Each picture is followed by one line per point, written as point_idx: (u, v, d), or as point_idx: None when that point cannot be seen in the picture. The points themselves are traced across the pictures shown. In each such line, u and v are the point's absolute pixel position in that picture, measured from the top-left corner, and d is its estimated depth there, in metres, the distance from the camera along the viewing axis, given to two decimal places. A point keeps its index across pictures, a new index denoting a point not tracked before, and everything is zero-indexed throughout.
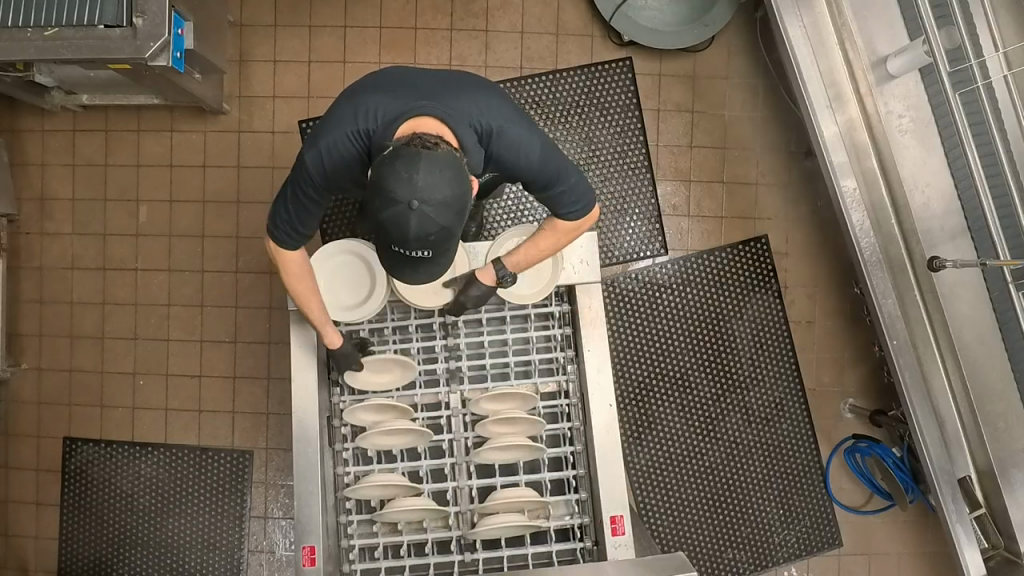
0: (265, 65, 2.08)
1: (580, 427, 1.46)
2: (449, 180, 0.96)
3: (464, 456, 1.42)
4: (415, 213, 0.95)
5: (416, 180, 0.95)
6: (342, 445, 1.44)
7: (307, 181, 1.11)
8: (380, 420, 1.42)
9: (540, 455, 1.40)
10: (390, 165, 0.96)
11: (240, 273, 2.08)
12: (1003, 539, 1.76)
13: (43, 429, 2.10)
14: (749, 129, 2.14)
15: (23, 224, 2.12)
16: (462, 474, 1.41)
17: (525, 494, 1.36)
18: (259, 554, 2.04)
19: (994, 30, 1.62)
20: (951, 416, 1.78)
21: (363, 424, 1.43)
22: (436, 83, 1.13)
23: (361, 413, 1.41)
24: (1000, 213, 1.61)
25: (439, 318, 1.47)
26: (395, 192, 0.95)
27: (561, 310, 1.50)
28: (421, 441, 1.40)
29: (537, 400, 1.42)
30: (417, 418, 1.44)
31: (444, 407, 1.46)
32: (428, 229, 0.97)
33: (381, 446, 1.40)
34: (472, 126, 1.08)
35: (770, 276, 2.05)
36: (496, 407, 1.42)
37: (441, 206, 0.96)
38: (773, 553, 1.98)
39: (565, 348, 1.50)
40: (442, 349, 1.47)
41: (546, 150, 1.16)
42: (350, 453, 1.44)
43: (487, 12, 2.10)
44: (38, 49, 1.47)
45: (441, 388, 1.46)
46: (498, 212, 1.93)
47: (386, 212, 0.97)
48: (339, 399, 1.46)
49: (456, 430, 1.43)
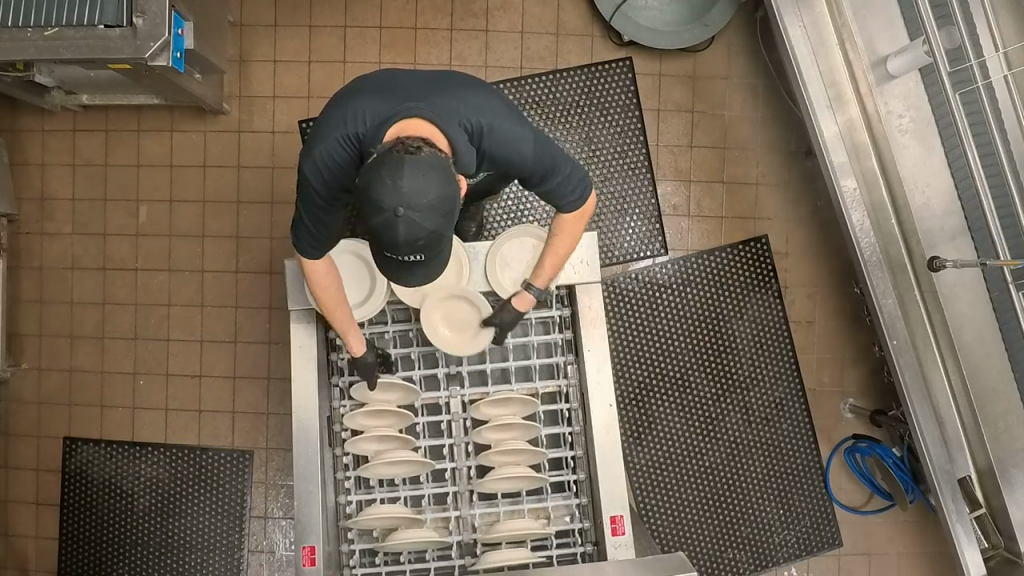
0: (265, 65, 2.08)
1: (584, 457, 1.46)
2: (434, 182, 0.96)
3: (466, 483, 1.42)
4: (402, 219, 0.96)
5: (401, 186, 0.95)
6: (343, 475, 1.43)
7: (314, 194, 1.12)
8: (381, 450, 1.40)
9: (542, 483, 1.39)
10: (375, 174, 0.96)
11: (240, 273, 2.08)
12: (1003, 539, 1.76)
13: (43, 428, 2.10)
14: (749, 129, 2.14)
15: (23, 224, 2.12)
16: (463, 503, 1.41)
17: (527, 525, 1.35)
18: (259, 554, 2.04)
19: (994, 30, 1.62)
20: (949, 416, 1.79)
21: (364, 452, 1.41)
22: (424, 83, 1.13)
23: (363, 443, 1.39)
24: (1000, 213, 1.61)
25: None
26: (382, 199, 0.95)
27: (562, 314, 1.51)
28: (425, 469, 1.39)
29: (539, 430, 1.41)
30: (418, 448, 1.43)
31: (445, 436, 1.45)
32: (416, 233, 0.97)
33: (382, 476, 1.40)
34: (462, 125, 1.09)
35: (770, 275, 2.04)
36: (497, 436, 1.41)
37: (428, 208, 0.96)
38: (773, 553, 1.98)
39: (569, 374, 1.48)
40: (444, 376, 1.47)
41: (539, 142, 1.17)
42: (352, 482, 1.43)
43: (487, 12, 2.10)
44: (38, 49, 1.47)
45: (442, 416, 1.45)
46: (498, 212, 1.94)
47: (375, 220, 0.97)
48: (341, 431, 1.45)
49: (458, 459, 1.42)
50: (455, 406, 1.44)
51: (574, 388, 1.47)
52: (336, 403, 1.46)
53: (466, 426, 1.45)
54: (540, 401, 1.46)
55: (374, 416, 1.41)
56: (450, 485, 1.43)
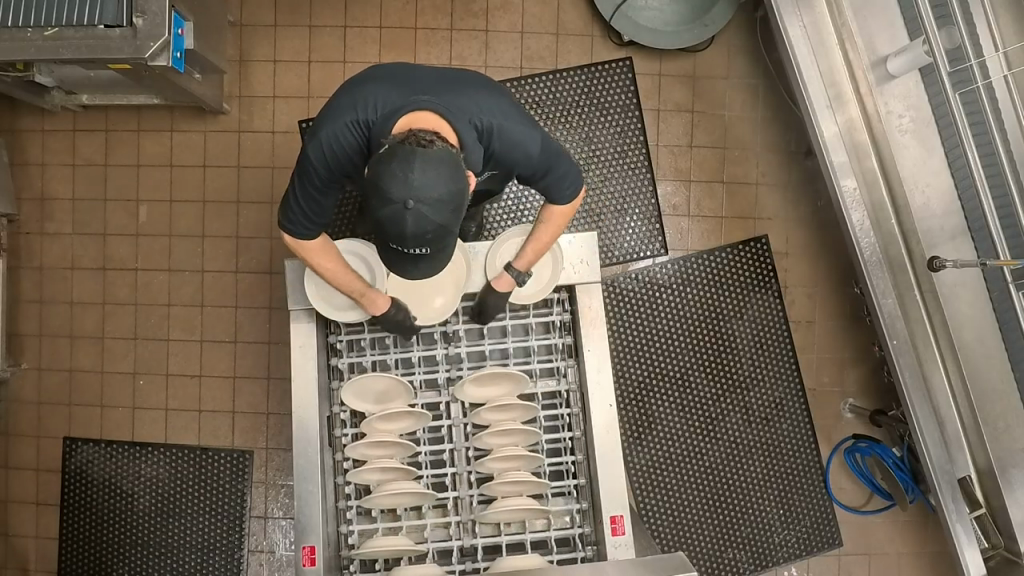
0: (265, 65, 2.08)
1: (585, 485, 1.45)
2: (445, 177, 0.97)
3: (469, 514, 1.42)
4: (411, 212, 0.96)
5: (412, 178, 0.95)
6: (346, 505, 1.43)
7: (312, 174, 1.12)
8: (384, 479, 1.39)
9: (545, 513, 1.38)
10: (386, 165, 0.96)
11: (240, 273, 2.08)
12: (1003, 539, 1.76)
13: (43, 428, 2.10)
14: (749, 129, 2.14)
15: (24, 224, 2.12)
16: (467, 533, 1.41)
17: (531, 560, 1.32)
18: (258, 554, 2.04)
19: (994, 30, 1.61)
20: (951, 416, 1.78)
21: (366, 481, 1.40)
22: (438, 80, 1.13)
23: (366, 473, 1.38)
24: (1000, 213, 1.61)
25: (443, 351, 1.47)
26: (391, 191, 0.95)
27: (563, 342, 1.50)
28: (425, 499, 1.38)
29: (542, 461, 1.39)
30: (421, 477, 1.43)
31: (449, 464, 1.45)
32: (425, 227, 0.98)
33: (386, 506, 1.39)
34: (473, 123, 1.08)
35: (770, 275, 2.04)
36: (501, 465, 1.39)
37: (437, 204, 0.97)
38: (773, 553, 1.98)
39: (571, 403, 1.48)
40: (445, 403, 1.46)
41: (546, 145, 1.18)
42: (354, 513, 1.43)
43: (487, 12, 2.10)
44: (38, 49, 1.47)
45: (445, 445, 1.45)
46: (498, 212, 1.94)
47: (383, 212, 0.97)
48: (341, 460, 1.44)
49: (462, 488, 1.42)
50: (457, 436, 1.44)
51: (578, 419, 1.47)
52: (337, 433, 1.44)
53: (469, 455, 1.45)
54: (541, 412, 1.45)
55: (375, 447, 1.39)
56: (453, 515, 1.42)
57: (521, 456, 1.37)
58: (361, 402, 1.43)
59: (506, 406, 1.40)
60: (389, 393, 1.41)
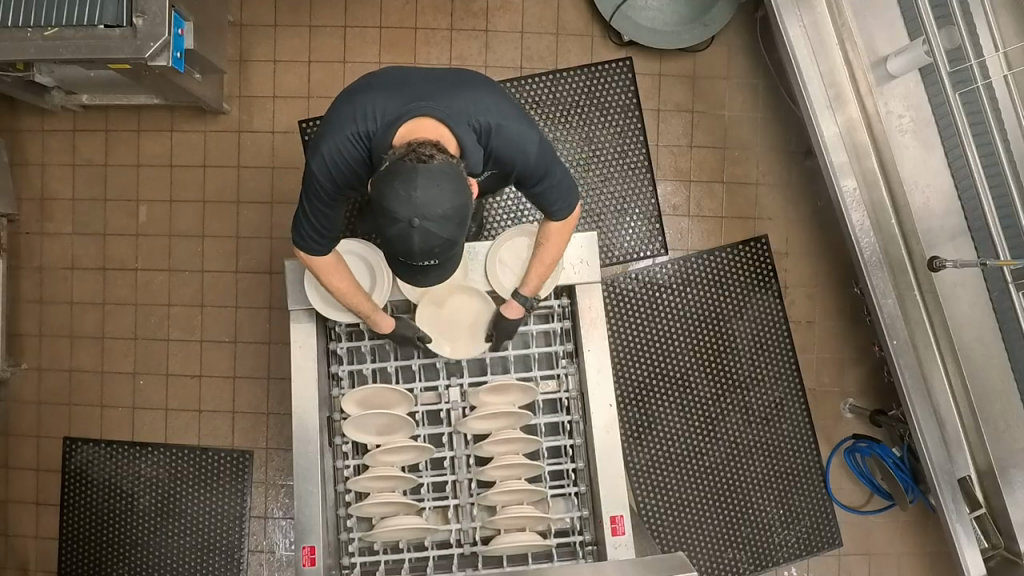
0: (265, 64, 2.08)
1: (590, 517, 1.45)
2: (449, 194, 0.96)
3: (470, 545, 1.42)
4: (418, 230, 0.97)
5: (415, 197, 0.95)
6: (348, 537, 1.42)
7: (318, 187, 1.12)
8: (387, 514, 1.38)
9: (548, 547, 1.37)
10: (389, 186, 0.96)
11: (240, 273, 2.08)
12: (1004, 539, 1.76)
13: (43, 429, 2.10)
14: (749, 129, 2.14)
15: (24, 224, 2.12)
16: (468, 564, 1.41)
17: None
18: (258, 554, 2.04)
19: (994, 30, 1.61)
20: (951, 416, 1.77)
21: (370, 514, 1.39)
22: (433, 83, 1.13)
23: (368, 507, 1.37)
24: (1000, 213, 1.61)
25: (445, 381, 1.46)
26: (396, 210, 0.96)
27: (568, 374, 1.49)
28: (428, 532, 1.38)
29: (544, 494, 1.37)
30: (423, 510, 1.43)
31: (450, 496, 1.44)
32: (432, 242, 0.99)
33: (388, 539, 1.39)
34: (470, 124, 1.09)
35: (770, 275, 2.04)
36: (504, 498, 1.38)
37: (442, 220, 0.97)
38: (773, 553, 1.98)
39: (574, 433, 1.48)
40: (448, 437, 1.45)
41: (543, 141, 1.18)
42: (356, 545, 1.43)
43: (487, 12, 2.10)
44: (38, 48, 1.47)
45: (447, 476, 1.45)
46: (499, 212, 1.94)
47: (391, 230, 0.98)
48: (344, 492, 1.44)
49: (463, 521, 1.42)
50: (461, 468, 1.44)
51: (581, 450, 1.47)
52: (338, 466, 1.44)
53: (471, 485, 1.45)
54: (545, 444, 1.44)
55: (376, 479, 1.38)
56: (456, 546, 1.42)
57: (526, 489, 1.36)
58: (362, 433, 1.41)
59: (512, 439, 1.37)
60: (391, 426, 1.40)
